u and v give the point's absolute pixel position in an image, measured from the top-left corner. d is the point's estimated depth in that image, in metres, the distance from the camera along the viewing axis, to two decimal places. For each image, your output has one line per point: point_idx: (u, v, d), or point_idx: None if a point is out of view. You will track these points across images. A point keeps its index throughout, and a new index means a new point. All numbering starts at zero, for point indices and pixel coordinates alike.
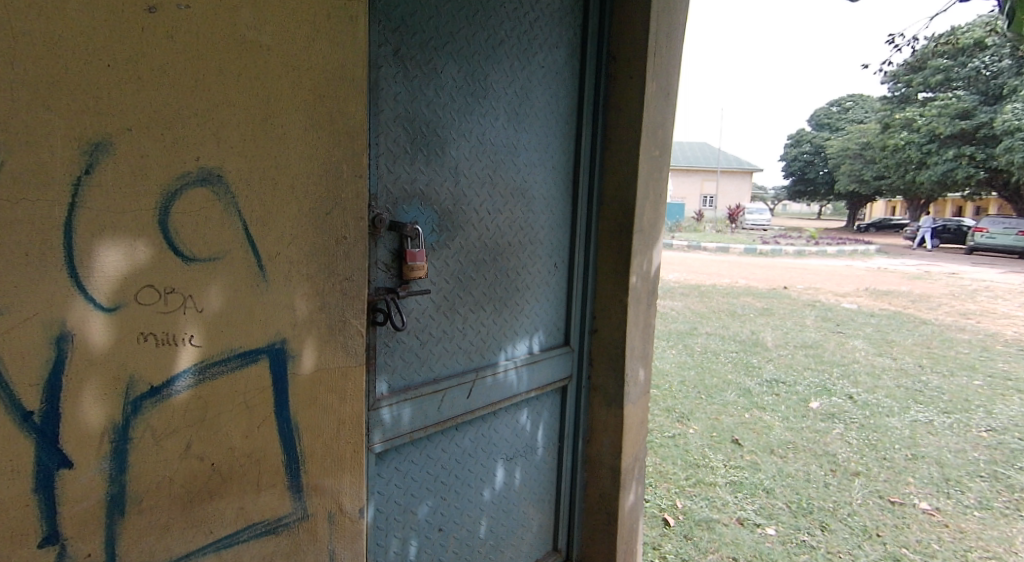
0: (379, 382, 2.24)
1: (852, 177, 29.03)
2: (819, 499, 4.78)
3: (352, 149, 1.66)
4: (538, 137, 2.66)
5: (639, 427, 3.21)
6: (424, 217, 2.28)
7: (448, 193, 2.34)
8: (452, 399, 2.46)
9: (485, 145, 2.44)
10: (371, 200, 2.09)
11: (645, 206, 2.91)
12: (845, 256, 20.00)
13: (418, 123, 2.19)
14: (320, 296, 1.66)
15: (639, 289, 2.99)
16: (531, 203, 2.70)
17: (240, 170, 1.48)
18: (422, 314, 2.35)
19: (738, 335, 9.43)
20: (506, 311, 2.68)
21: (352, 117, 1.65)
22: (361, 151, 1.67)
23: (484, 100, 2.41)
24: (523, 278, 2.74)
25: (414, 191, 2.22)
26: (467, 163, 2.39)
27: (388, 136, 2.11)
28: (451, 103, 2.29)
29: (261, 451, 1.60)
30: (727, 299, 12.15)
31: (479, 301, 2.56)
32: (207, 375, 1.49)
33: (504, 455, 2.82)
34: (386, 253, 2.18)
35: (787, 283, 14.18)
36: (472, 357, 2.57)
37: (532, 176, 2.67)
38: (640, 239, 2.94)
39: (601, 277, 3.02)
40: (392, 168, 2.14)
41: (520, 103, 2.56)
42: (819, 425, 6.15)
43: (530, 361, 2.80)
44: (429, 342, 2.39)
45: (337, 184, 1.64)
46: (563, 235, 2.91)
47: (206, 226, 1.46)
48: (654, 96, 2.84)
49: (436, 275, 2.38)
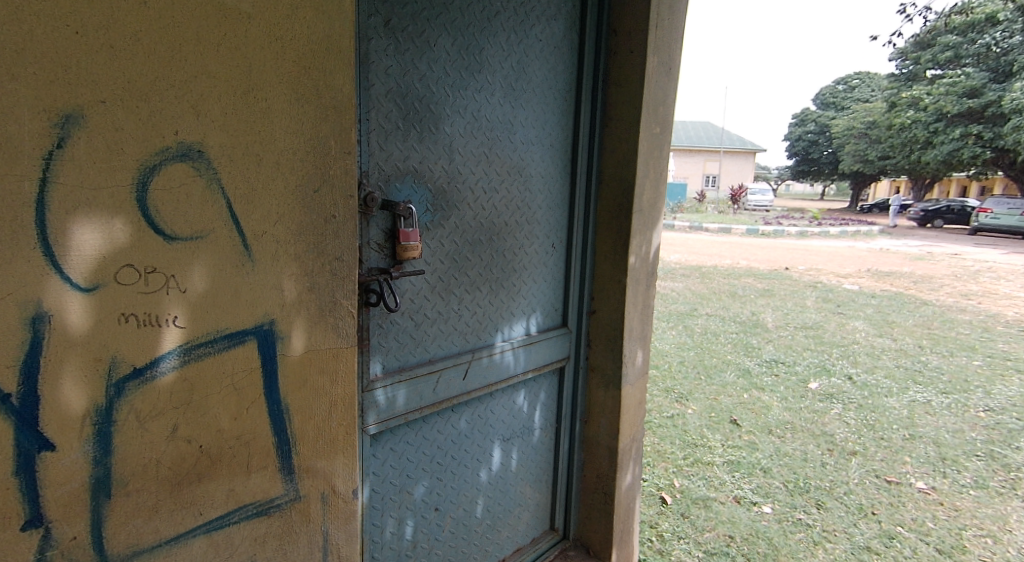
0: (373, 363, 2.20)
1: (855, 157, 28.81)
2: (816, 478, 4.79)
3: (341, 124, 1.61)
4: (536, 113, 2.61)
5: (637, 409, 3.19)
6: (417, 196, 2.22)
7: (442, 171, 2.29)
8: (447, 380, 2.44)
9: (480, 121, 2.39)
10: (362, 177, 2.03)
11: (645, 186, 2.86)
12: (848, 237, 19.93)
13: (410, 98, 2.14)
14: (309, 277, 1.62)
15: (638, 271, 2.96)
16: (528, 181, 2.65)
17: (223, 146, 1.44)
18: (416, 295, 2.31)
19: (738, 315, 9.41)
20: (502, 292, 2.65)
21: (342, 91, 1.61)
22: (350, 126, 1.63)
23: (479, 74, 2.34)
24: (520, 259, 2.71)
25: (406, 169, 2.17)
26: (461, 141, 2.34)
27: (380, 111, 2.05)
28: (445, 77, 2.23)
29: (251, 434, 1.57)
30: (727, 279, 12.12)
31: (475, 281, 2.52)
32: (192, 357, 1.46)
33: (501, 436, 2.80)
34: (379, 233, 2.13)
35: (789, 264, 14.16)
36: (468, 338, 2.54)
37: (529, 154, 2.62)
38: (640, 219, 2.89)
39: (599, 257, 2.98)
40: (384, 144, 2.09)
41: (516, 78, 2.49)
42: (818, 406, 6.15)
43: (526, 342, 2.78)
44: (424, 323, 2.35)
45: (325, 159, 1.60)
46: (561, 215, 2.87)
47: (188, 204, 1.41)
48: (655, 71, 2.76)
49: (431, 255, 2.33)
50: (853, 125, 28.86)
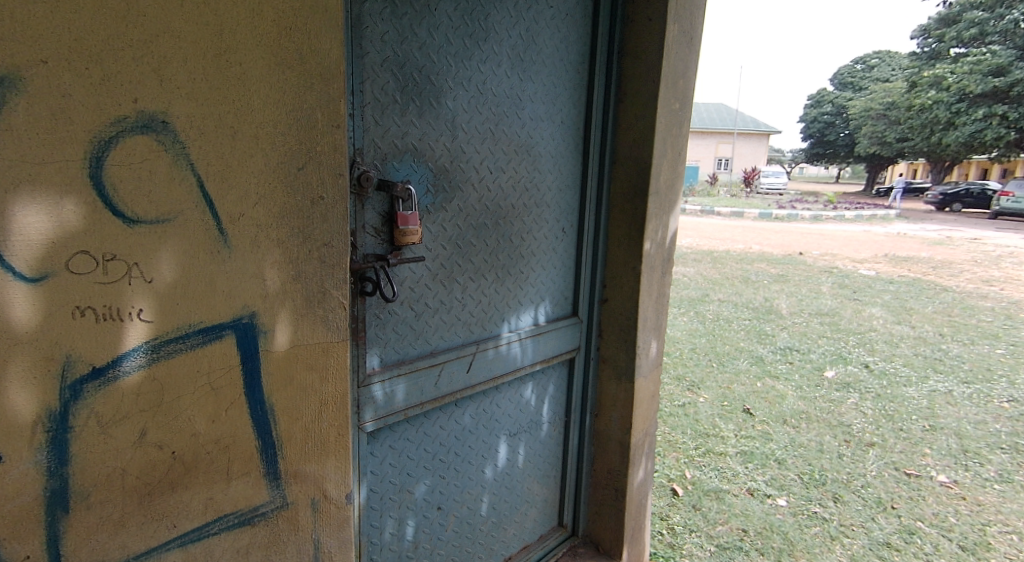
0: (370, 356, 2.05)
1: (872, 139, 28.29)
2: (833, 470, 4.64)
3: (328, 94, 1.46)
4: (546, 87, 2.43)
5: (650, 402, 3.04)
6: (417, 175, 2.06)
7: (444, 149, 2.12)
8: (450, 373, 2.29)
9: (486, 95, 2.21)
10: (356, 155, 1.87)
11: (661, 167, 2.69)
12: (862, 221, 19.60)
13: (409, 68, 1.96)
14: (294, 264, 1.47)
15: (653, 257, 2.80)
16: (537, 160, 2.47)
17: (191, 117, 1.28)
18: (416, 283, 2.15)
19: (751, 301, 9.23)
20: (509, 279, 2.49)
21: (330, 56, 1.45)
22: (339, 97, 1.48)
23: (484, 43, 2.16)
24: (528, 244, 2.54)
25: (405, 146, 2.00)
26: (465, 116, 2.16)
27: (375, 82, 1.89)
28: (448, 46, 2.06)
29: (231, 437, 1.43)
30: (740, 264, 11.90)
31: (480, 268, 2.36)
32: (161, 354, 1.31)
33: (507, 431, 2.66)
34: (375, 216, 1.96)
35: (803, 249, 13.90)
36: (472, 328, 2.39)
37: (538, 131, 2.44)
38: (655, 202, 2.72)
39: (613, 243, 2.81)
40: (380, 119, 1.92)
41: (525, 48, 2.31)
42: (834, 395, 5.98)
43: (534, 333, 2.63)
44: (425, 313, 2.20)
45: (310, 134, 1.44)
46: (571, 198, 2.70)
47: (152, 181, 1.26)
48: (675, 42, 2.58)
49: (433, 240, 2.17)
50: (870, 106, 28.31)
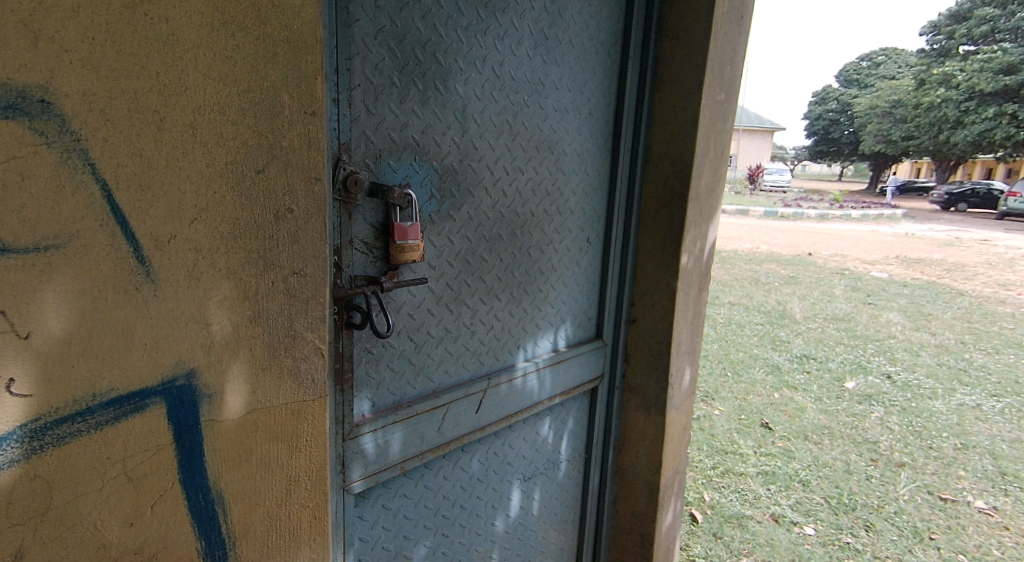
0: (359, 401, 1.64)
1: (877, 137, 27.85)
2: (862, 494, 4.21)
3: (300, 68, 1.08)
4: (573, 71, 2.01)
5: (682, 436, 2.63)
6: (419, 178, 1.64)
7: (452, 145, 1.70)
8: (457, 415, 1.88)
9: (504, 79, 1.78)
10: (340, 152, 1.45)
11: (703, 168, 2.29)
12: (869, 220, 19.23)
13: (410, 44, 1.55)
14: (249, 301, 1.08)
15: (690, 273, 2.40)
16: (561, 159, 2.06)
17: (85, 95, 0.89)
18: (416, 309, 1.74)
19: (763, 305, 8.81)
20: (526, 300, 2.07)
21: (299, 15, 1.06)
22: (314, 74, 1.09)
23: (503, 15, 1.74)
24: (549, 257, 2.12)
25: (404, 141, 1.59)
26: (478, 104, 1.74)
27: (367, 60, 1.48)
28: (458, 16, 1.64)
29: (159, 542, 1.04)
30: (749, 266, 11.39)
31: (493, 287, 1.95)
32: (47, 440, 0.91)
33: (520, 475, 2.23)
34: (365, 228, 1.54)
35: (812, 250, 13.44)
36: (483, 360, 1.96)
37: (563, 124, 2.03)
38: (695, 208, 2.32)
39: (644, 255, 2.39)
40: (374, 106, 1.51)
41: (550, 23, 1.89)
42: (857, 409, 5.52)
43: (554, 362, 2.20)
44: (427, 344, 1.78)
45: (275, 122, 1.06)
46: (597, 202, 2.28)
47: (25, 191, 0.86)
48: (723, 20, 2.17)
49: (436, 256, 1.75)
50: (876, 104, 27.92)
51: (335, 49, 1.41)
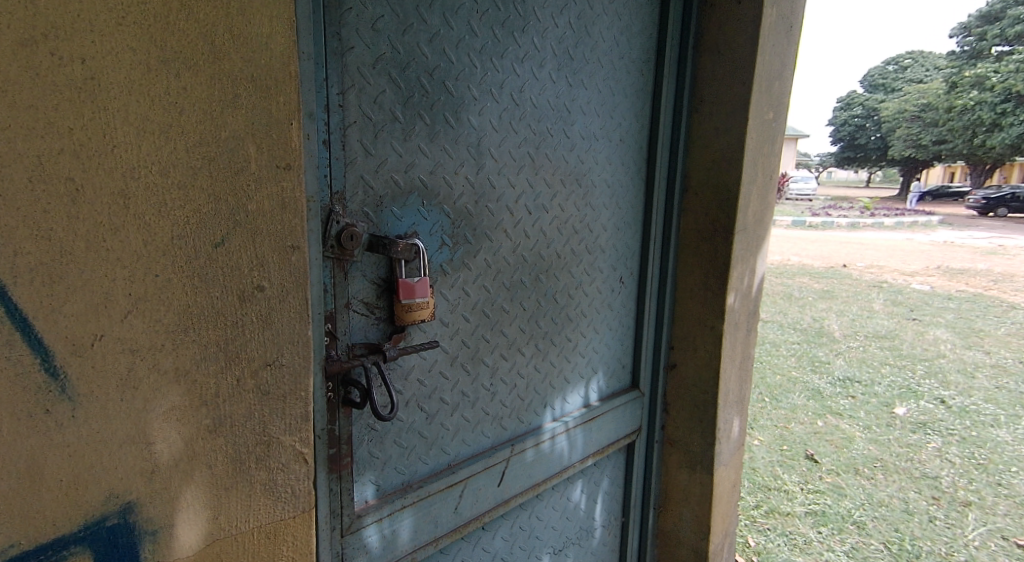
0: (362, 486, 1.38)
1: (907, 142, 26.86)
2: (926, 539, 3.21)
3: (270, 113, 0.88)
4: (602, 93, 1.72)
5: (730, 493, 2.23)
6: (427, 224, 1.40)
7: (466, 185, 1.46)
8: (476, 491, 1.59)
9: (524, 106, 1.53)
10: (333, 201, 1.22)
11: (749, 197, 1.96)
12: (905, 229, 18.45)
13: (414, 72, 1.33)
14: (207, 408, 0.86)
15: (737, 312, 2.04)
16: (590, 192, 1.75)
17: None
18: (426, 373, 1.47)
19: (798, 322, 8.12)
20: (553, 351, 1.75)
21: (267, 50, 0.87)
22: (287, 119, 0.90)
23: (522, 34, 1.50)
24: (579, 301, 1.81)
25: (410, 184, 1.36)
26: (497, 137, 1.49)
27: (362, 91, 1.25)
28: (471, 38, 1.41)
29: None
30: (779, 280, 10.91)
31: (515, 339, 1.64)
32: None
33: (550, 548, 1.89)
34: (366, 287, 1.31)
35: (847, 264, 12.62)
36: (505, 423, 1.67)
37: (592, 151, 1.73)
38: (742, 240, 1.97)
39: (685, 293, 2.03)
40: (373, 145, 1.28)
41: (576, 41, 1.62)
42: (910, 438, 4.34)
43: (586, 420, 1.86)
44: (440, 413, 1.51)
45: (238, 183, 0.86)
46: (631, 237, 1.94)
47: None
48: (773, 29, 1.86)
49: (450, 310, 1.49)
50: (906, 108, 27.11)
51: (319, 79, 1.17)
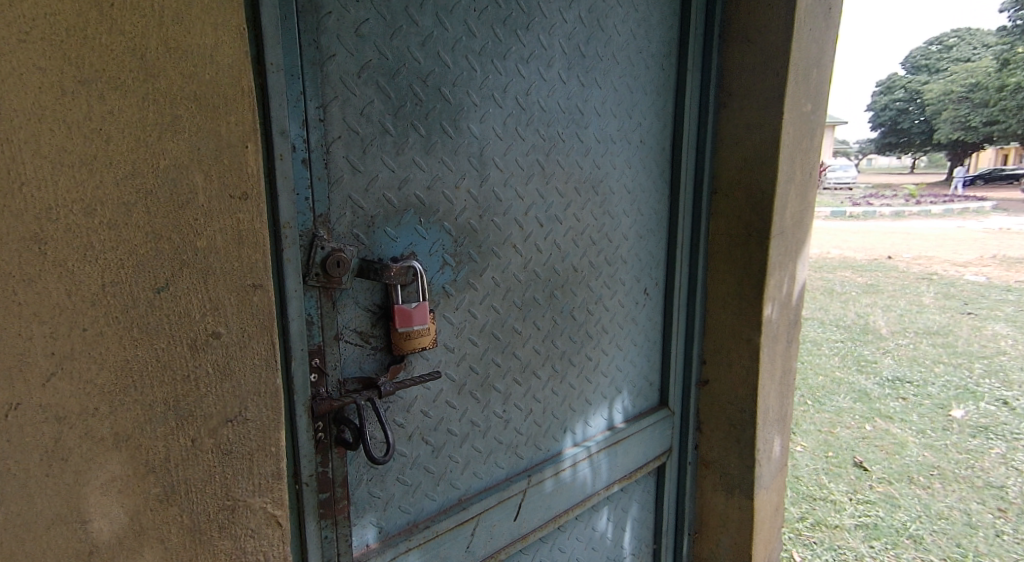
0: (361, 530, 1.25)
1: (956, 124, 25.76)
2: (993, 556, 2.90)
3: (220, 137, 0.78)
4: (618, 92, 1.56)
5: (774, 518, 2.03)
6: (426, 244, 1.28)
7: (468, 198, 1.33)
8: (490, 528, 1.44)
9: (531, 109, 1.39)
10: (316, 225, 1.11)
11: (787, 196, 1.74)
12: (955, 216, 17.65)
13: (405, 79, 1.21)
14: (154, 473, 0.78)
15: (776, 324, 1.83)
16: (608, 197, 1.57)
17: None
18: (428, 404, 1.33)
19: (842, 318, 7.77)
20: (572, 371, 1.57)
21: (215, 66, 0.77)
22: (242, 142, 0.79)
23: (527, 32, 1.36)
24: (600, 316, 1.61)
25: (405, 202, 1.24)
26: (501, 145, 1.36)
27: (345, 104, 1.14)
28: (469, 39, 1.28)
29: None
30: (820, 275, 10.52)
31: (529, 360, 1.48)
32: None
33: None
34: (359, 315, 1.20)
35: (892, 255, 12.11)
36: (521, 452, 1.50)
37: (609, 152, 1.56)
38: (781, 244, 1.76)
39: (716, 304, 1.83)
40: (361, 161, 1.17)
41: (588, 36, 1.47)
42: (971, 444, 4.02)
43: (610, 444, 1.68)
44: (446, 445, 1.36)
45: (182, 219, 0.76)
46: (655, 245, 1.74)
47: None
48: (811, 12, 1.67)
49: (454, 336, 1.35)
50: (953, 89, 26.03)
51: (294, 92, 1.06)
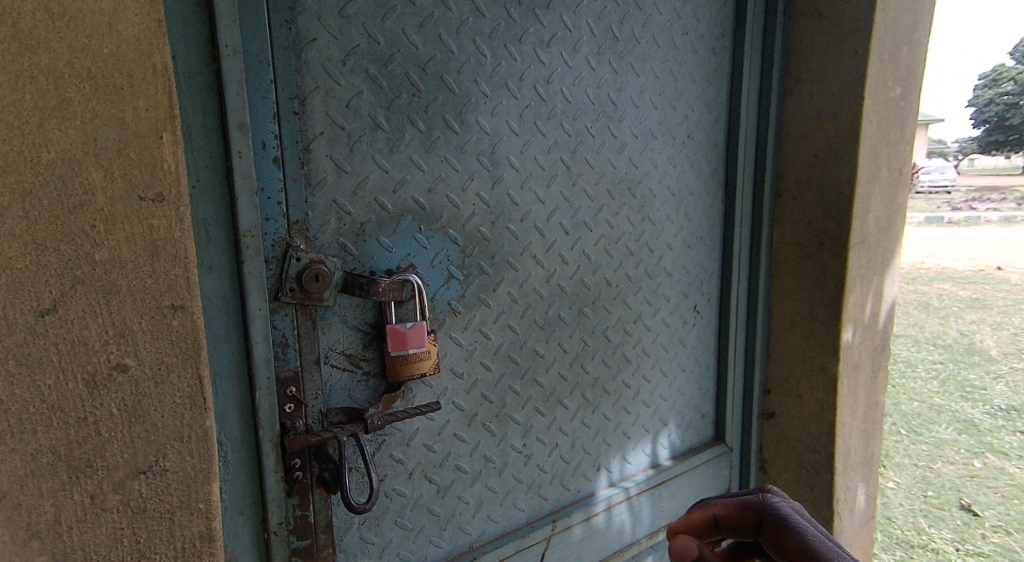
0: None
1: None
2: None
3: (128, 130, 0.67)
4: (660, 80, 1.35)
5: None
6: (426, 255, 1.12)
7: (476, 202, 1.16)
8: None
9: (553, 100, 1.21)
10: (292, 233, 0.97)
11: (871, 198, 1.46)
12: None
13: (399, 67, 1.06)
14: (44, 535, 0.67)
15: (858, 351, 1.54)
16: (648, 201, 1.37)
17: None
18: (430, 440, 1.15)
19: (943, 336, 7.02)
20: (607, 401, 1.37)
21: (119, 55, 0.66)
22: (157, 132, 0.68)
23: (547, 12, 1.19)
24: (641, 337, 1.41)
25: (401, 207, 1.08)
26: (516, 141, 1.18)
27: (328, 95, 1.00)
28: (477, 20, 1.12)
29: None
30: (917, 288, 9.65)
31: (553, 388, 1.29)
32: None
33: None
34: (346, 336, 1.04)
35: (1001, 266, 11.02)
36: (545, 493, 1.31)
37: (650, 150, 1.35)
38: (863, 255, 1.48)
39: (783, 325, 1.57)
40: (348, 160, 1.03)
41: (623, 15, 1.27)
42: None
43: (653, 484, 1.47)
44: (452, 486, 1.18)
45: (79, 228, 0.66)
46: (707, 256, 1.51)
47: None
48: None
49: (462, 360, 1.18)
50: None
51: (263, 80, 0.92)
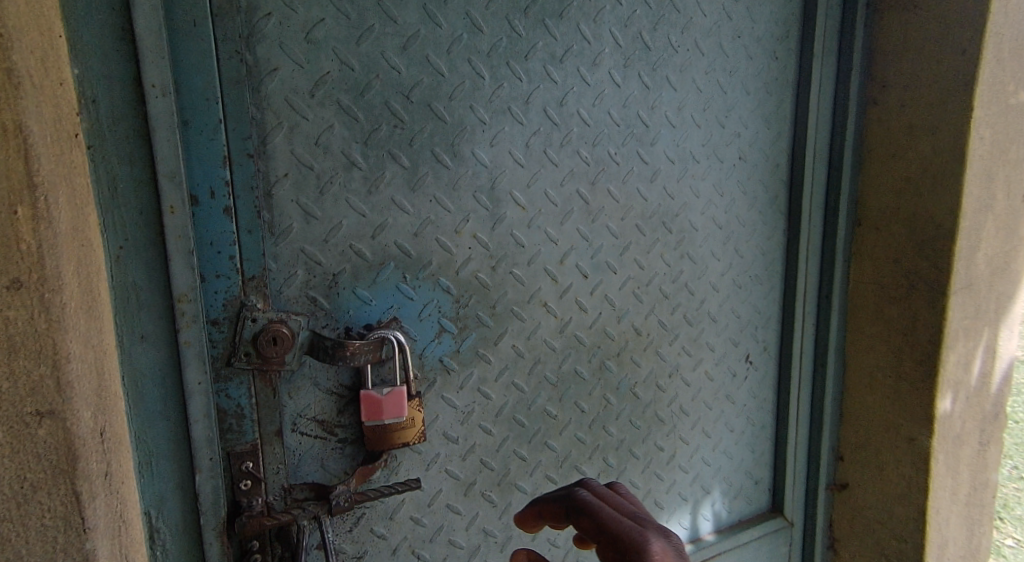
0: None
1: None
2: None
3: None
4: (703, 94, 1.14)
5: None
6: (412, 307, 0.98)
7: (472, 246, 1.01)
8: None
9: (569, 124, 1.04)
10: (247, 291, 0.87)
11: (981, 233, 1.19)
12: None
13: (377, 96, 0.92)
14: None
15: (960, 418, 1.27)
16: (688, 236, 1.17)
17: None
18: (415, 515, 1.02)
19: None
20: (635, 467, 1.19)
21: None
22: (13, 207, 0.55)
23: (563, 22, 1.01)
24: (679, 393, 1.22)
25: (382, 255, 0.95)
26: (523, 174, 1.02)
27: (291, 133, 0.87)
28: (474, 37, 0.96)
29: None
30: None
31: (567, 453, 1.13)
32: None
33: None
34: (317, 401, 0.93)
35: None
36: None
37: (691, 176, 1.16)
38: (971, 302, 1.22)
39: (860, 379, 1.32)
40: (317, 204, 0.90)
41: (659, 20, 1.08)
42: None
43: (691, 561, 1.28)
44: None
45: None
46: (765, 296, 1.29)
47: None
48: None
49: (456, 426, 1.03)
50: None
51: (209, 120, 0.81)
